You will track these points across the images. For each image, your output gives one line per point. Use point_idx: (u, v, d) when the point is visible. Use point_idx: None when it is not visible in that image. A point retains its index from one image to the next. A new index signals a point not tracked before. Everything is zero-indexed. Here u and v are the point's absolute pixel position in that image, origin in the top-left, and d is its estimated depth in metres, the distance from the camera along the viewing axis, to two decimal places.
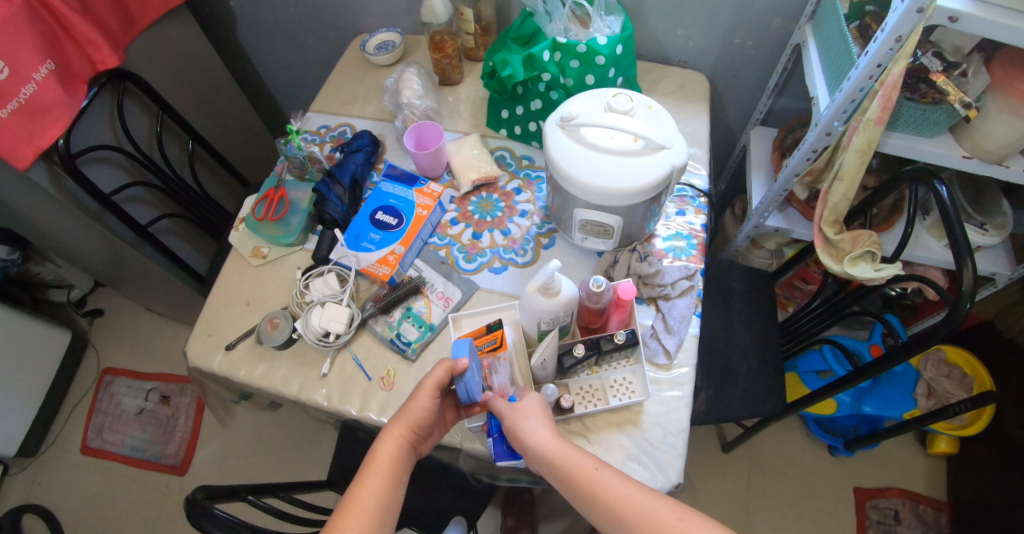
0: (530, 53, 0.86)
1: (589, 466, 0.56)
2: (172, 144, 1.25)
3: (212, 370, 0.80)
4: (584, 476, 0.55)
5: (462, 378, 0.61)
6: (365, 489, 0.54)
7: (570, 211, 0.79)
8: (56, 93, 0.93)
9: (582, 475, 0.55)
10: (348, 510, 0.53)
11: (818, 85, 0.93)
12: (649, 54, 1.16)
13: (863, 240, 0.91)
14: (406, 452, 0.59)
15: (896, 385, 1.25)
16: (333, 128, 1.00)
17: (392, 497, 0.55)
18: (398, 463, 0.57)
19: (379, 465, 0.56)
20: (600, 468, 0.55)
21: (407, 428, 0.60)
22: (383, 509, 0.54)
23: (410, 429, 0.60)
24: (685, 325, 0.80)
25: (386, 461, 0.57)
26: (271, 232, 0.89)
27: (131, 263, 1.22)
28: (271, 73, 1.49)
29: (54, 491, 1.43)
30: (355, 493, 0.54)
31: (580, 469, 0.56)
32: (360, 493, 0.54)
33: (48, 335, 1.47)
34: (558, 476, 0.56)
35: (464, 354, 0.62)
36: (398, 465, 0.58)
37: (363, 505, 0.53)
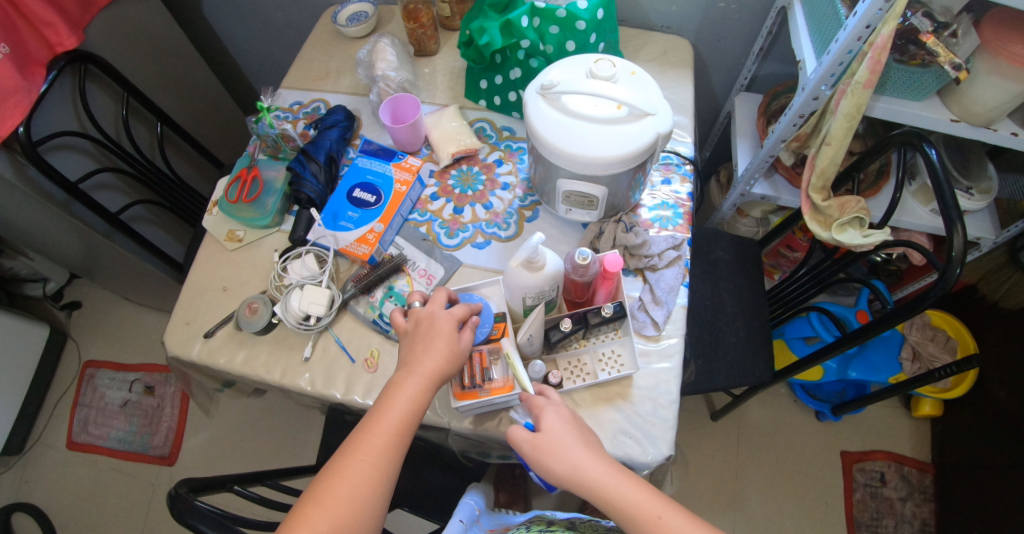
0: (508, 19, 0.83)
1: (652, 511, 0.55)
2: (140, 127, 1.19)
3: (191, 359, 0.78)
4: (638, 515, 0.55)
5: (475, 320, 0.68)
6: (380, 425, 0.58)
7: (553, 182, 0.77)
8: (12, 77, 0.89)
9: (645, 521, 0.54)
10: (362, 441, 0.57)
11: (804, 48, 0.91)
12: (631, 21, 1.13)
13: (851, 207, 0.90)
14: (427, 399, 0.61)
15: (882, 349, 1.25)
16: (306, 104, 0.96)
17: (405, 437, 0.59)
18: (417, 407, 0.60)
19: (396, 404, 0.60)
20: (664, 515, 0.54)
21: (428, 374, 0.61)
22: (399, 437, 0.59)
23: (430, 378, 0.61)
24: (673, 295, 0.79)
25: (404, 403, 0.60)
26: (246, 215, 0.86)
27: (105, 253, 1.18)
28: (241, 50, 1.44)
29: (43, 488, 1.41)
30: (371, 425, 0.58)
31: (643, 512, 0.55)
32: (374, 432, 0.58)
33: (25, 330, 1.43)
34: (614, 512, 0.56)
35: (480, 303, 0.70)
36: (415, 410, 0.60)
37: (375, 445, 0.57)
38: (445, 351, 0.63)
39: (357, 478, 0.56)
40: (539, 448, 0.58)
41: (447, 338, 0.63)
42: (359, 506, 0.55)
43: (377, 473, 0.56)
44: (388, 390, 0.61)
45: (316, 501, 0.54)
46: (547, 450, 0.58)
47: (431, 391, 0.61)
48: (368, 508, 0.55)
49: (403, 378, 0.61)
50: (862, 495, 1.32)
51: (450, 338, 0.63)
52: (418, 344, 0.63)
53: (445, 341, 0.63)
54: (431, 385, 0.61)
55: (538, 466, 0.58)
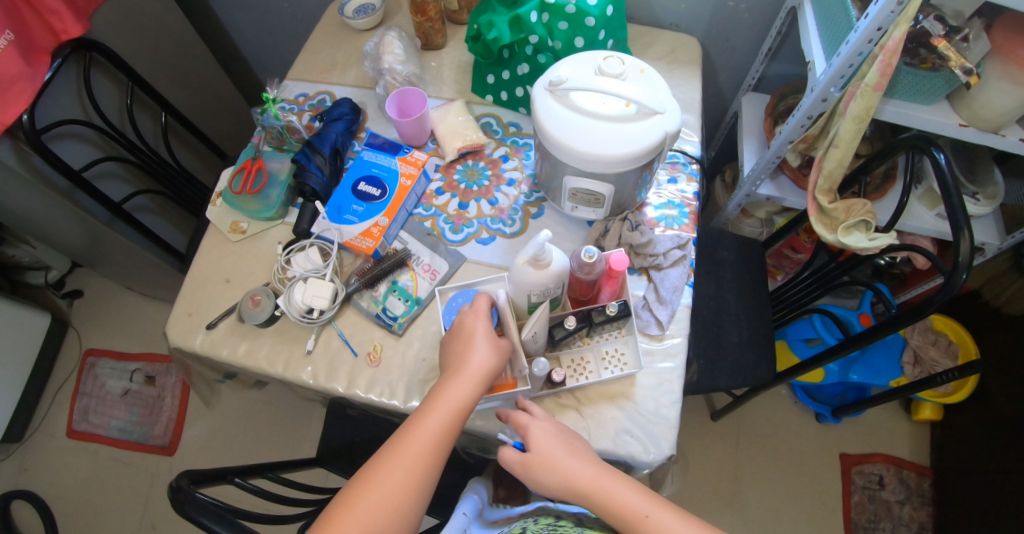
0: (517, 14, 0.82)
1: (638, 511, 0.55)
2: (144, 117, 1.19)
3: (193, 349, 0.79)
4: (628, 514, 0.55)
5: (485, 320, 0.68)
6: (418, 430, 0.57)
7: (560, 179, 0.77)
8: (17, 64, 0.88)
9: (633, 520, 0.55)
10: (406, 440, 0.56)
11: (813, 49, 0.90)
12: (640, 18, 1.12)
13: (858, 209, 0.90)
14: (473, 403, 0.60)
15: (884, 353, 1.25)
16: (312, 97, 0.96)
17: (443, 445, 0.57)
18: (459, 412, 0.59)
19: (438, 409, 0.58)
20: (652, 514, 0.55)
21: (472, 378, 0.60)
22: (443, 440, 0.57)
23: (477, 379, 0.60)
24: (677, 295, 0.79)
25: (446, 407, 0.58)
26: (250, 207, 0.85)
27: (108, 242, 1.18)
28: (246, 40, 1.43)
29: (42, 475, 1.41)
30: (414, 426, 0.57)
31: (631, 512, 0.55)
32: (412, 433, 0.56)
33: (26, 318, 1.43)
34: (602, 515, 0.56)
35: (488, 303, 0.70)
36: (458, 413, 0.59)
37: (413, 450, 0.56)
38: (489, 352, 0.62)
39: (393, 483, 0.54)
40: (528, 466, 0.59)
41: (489, 339, 0.63)
42: (393, 511, 0.53)
43: (414, 480, 0.54)
44: (434, 391, 0.60)
45: (348, 506, 0.53)
46: (537, 466, 0.58)
47: (477, 394, 0.60)
48: (406, 511, 0.54)
49: (449, 380, 0.60)
50: (860, 497, 1.32)
51: (492, 338, 0.62)
52: (461, 346, 0.63)
53: (489, 343, 0.62)
54: (477, 388, 0.60)
55: (530, 483, 0.59)
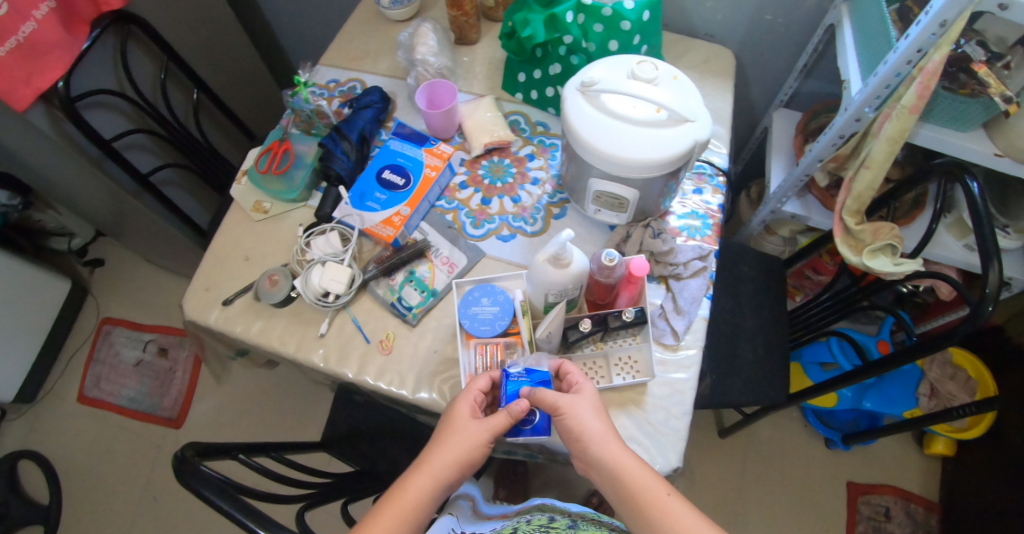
0: (553, 14, 0.81)
1: (654, 492, 0.55)
2: (177, 92, 1.20)
3: (208, 325, 0.80)
4: (643, 496, 0.55)
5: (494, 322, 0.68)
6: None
7: (585, 181, 0.77)
8: (57, 33, 0.90)
9: (646, 502, 0.54)
10: None
11: (851, 68, 0.89)
12: (675, 26, 1.10)
13: (885, 233, 0.89)
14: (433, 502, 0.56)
15: (899, 383, 1.23)
16: (343, 83, 0.96)
17: None
18: (416, 512, 0.55)
19: (392, 509, 0.54)
20: (670, 494, 0.55)
21: (432, 472, 0.56)
22: None
23: (438, 473, 0.57)
24: (696, 306, 0.78)
25: (401, 506, 0.55)
26: (274, 187, 0.86)
27: (132, 212, 1.19)
28: (282, 23, 1.44)
29: (51, 438, 1.45)
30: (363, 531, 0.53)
31: (644, 491, 0.55)
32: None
33: (46, 283, 1.46)
34: (619, 488, 0.56)
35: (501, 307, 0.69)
36: (414, 513, 0.55)
37: None
38: (458, 442, 0.58)
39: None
40: (572, 404, 0.59)
41: (461, 427, 0.59)
42: None
43: None
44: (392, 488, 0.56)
45: None
46: (578, 408, 0.59)
47: (437, 491, 0.56)
48: None
49: (408, 475, 0.57)
50: (865, 528, 1.29)
51: (466, 424, 0.59)
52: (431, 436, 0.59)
53: (462, 424, 0.59)
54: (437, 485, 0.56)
55: (564, 422, 0.59)
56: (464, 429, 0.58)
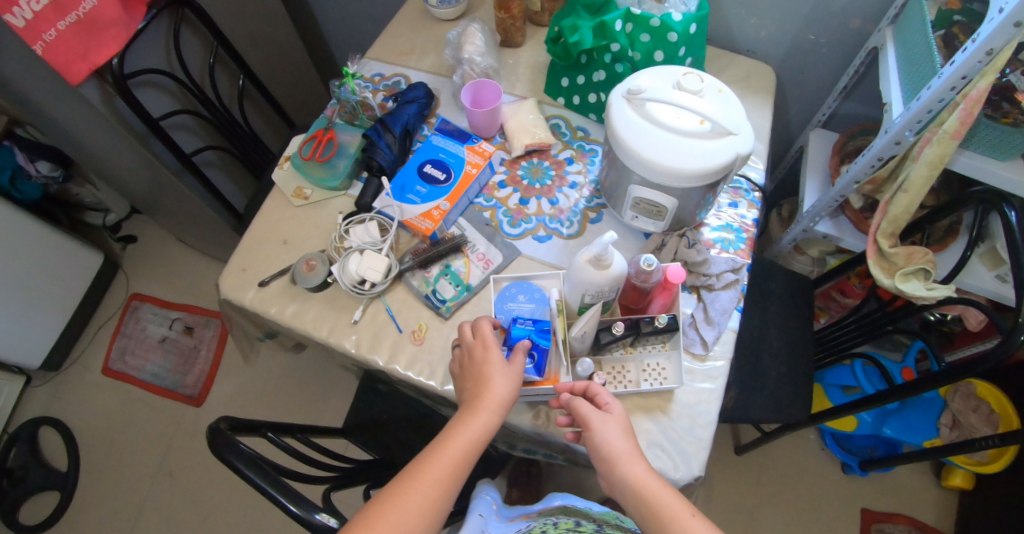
0: (603, 21, 0.83)
1: (679, 510, 0.54)
2: (223, 77, 1.23)
3: (243, 304, 0.81)
4: (667, 513, 0.54)
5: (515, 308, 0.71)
6: (432, 466, 0.56)
7: (625, 187, 0.77)
8: (116, 11, 0.94)
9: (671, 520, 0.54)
10: (418, 476, 0.56)
11: (893, 92, 0.89)
12: (717, 40, 1.11)
13: (918, 257, 0.89)
14: (489, 436, 0.60)
15: (921, 410, 1.22)
16: (387, 77, 0.98)
17: (455, 482, 0.57)
18: (477, 444, 0.59)
19: (454, 443, 0.58)
20: (695, 515, 0.54)
21: (488, 409, 0.60)
22: (455, 477, 0.57)
23: (493, 410, 0.60)
24: (726, 318, 0.78)
25: (462, 440, 0.58)
26: (316, 174, 0.88)
27: (171, 191, 1.22)
28: (328, 17, 1.46)
29: (73, 406, 1.48)
30: (428, 462, 0.57)
31: (670, 510, 0.54)
32: (425, 468, 0.56)
33: (79, 255, 1.50)
34: (642, 505, 0.55)
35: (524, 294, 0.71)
36: (475, 445, 0.59)
37: (427, 484, 0.55)
38: (507, 380, 0.61)
39: (419, 498, 0.54)
40: (601, 420, 0.61)
41: (503, 368, 0.62)
42: None
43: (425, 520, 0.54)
44: (452, 424, 0.60)
45: None
46: (606, 424, 0.61)
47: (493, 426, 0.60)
48: None
49: (465, 413, 0.60)
50: None
51: (509, 365, 0.62)
52: (478, 377, 0.62)
53: (503, 364, 0.62)
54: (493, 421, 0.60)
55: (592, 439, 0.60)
56: (506, 367, 0.62)
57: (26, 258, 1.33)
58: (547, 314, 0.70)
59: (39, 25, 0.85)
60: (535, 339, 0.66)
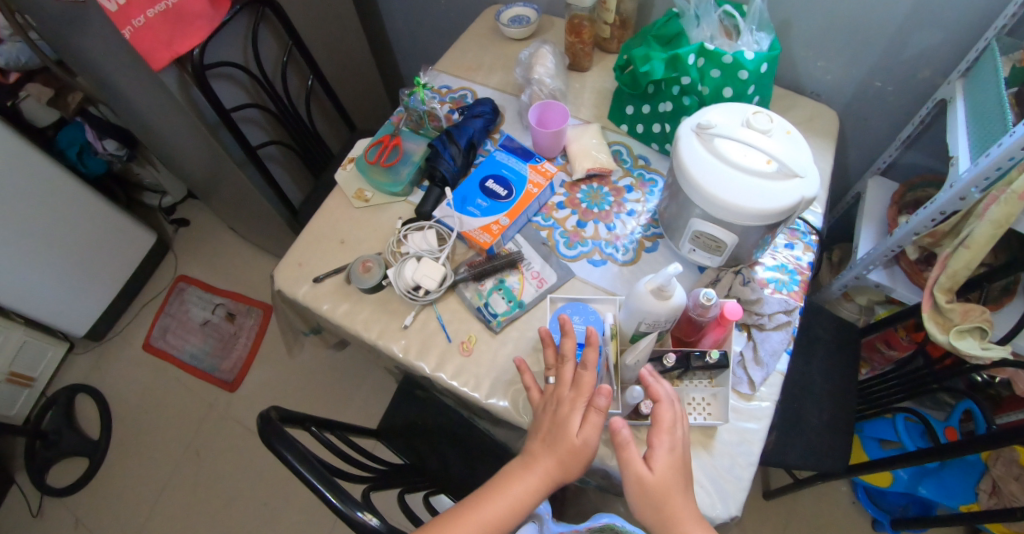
0: (675, 54, 0.84)
1: None
2: (293, 76, 1.28)
3: (296, 298, 0.84)
4: None
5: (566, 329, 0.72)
6: (477, 516, 0.58)
7: (685, 220, 0.78)
8: (202, 5, 0.99)
9: None
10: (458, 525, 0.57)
11: (960, 146, 0.88)
12: (782, 80, 1.11)
13: (975, 315, 0.87)
14: (535, 501, 0.59)
15: (959, 473, 1.18)
16: (454, 90, 1.00)
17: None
18: (522, 505, 0.59)
19: (501, 498, 0.58)
20: None
21: (541, 474, 0.59)
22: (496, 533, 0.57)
23: (545, 478, 0.59)
24: (775, 360, 0.78)
25: (509, 497, 0.58)
26: (379, 178, 0.91)
27: (231, 182, 1.27)
28: (397, 27, 1.50)
29: (111, 377, 1.53)
30: (472, 510, 0.58)
31: None
32: (468, 517, 0.57)
33: (133, 233, 1.56)
34: None
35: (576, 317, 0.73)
36: (520, 507, 0.58)
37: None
38: (569, 451, 0.59)
39: None
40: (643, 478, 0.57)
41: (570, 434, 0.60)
42: None
43: None
44: (503, 476, 0.60)
45: None
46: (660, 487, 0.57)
47: (541, 494, 0.59)
48: None
49: (520, 470, 0.60)
50: None
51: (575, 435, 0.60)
52: (545, 436, 0.61)
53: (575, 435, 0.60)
54: (543, 488, 0.59)
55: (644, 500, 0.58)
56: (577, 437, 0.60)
57: (80, 229, 1.39)
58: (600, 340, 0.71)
59: (130, 11, 0.90)
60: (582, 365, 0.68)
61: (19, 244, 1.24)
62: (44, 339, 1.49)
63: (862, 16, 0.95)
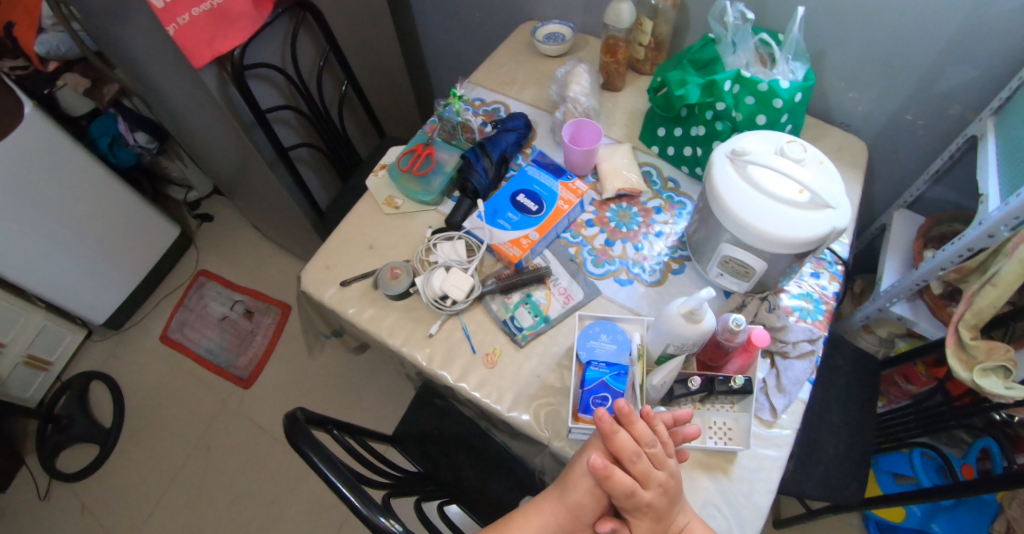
0: (711, 80, 0.85)
1: None
2: (327, 81, 1.30)
3: (323, 300, 0.85)
4: None
5: (594, 346, 0.72)
6: None
7: (714, 244, 0.78)
8: (245, 5, 1.01)
9: None
10: None
11: (990, 185, 0.88)
12: (812, 109, 1.12)
13: (999, 353, 0.86)
14: None
15: (973, 511, 1.17)
16: (487, 103, 1.02)
17: None
18: None
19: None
20: None
21: (555, 513, 0.59)
22: None
23: (558, 519, 0.58)
24: (797, 389, 0.77)
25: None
26: (411, 187, 0.92)
27: (259, 181, 1.29)
28: (431, 38, 1.52)
29: (127, 366, 1.55)
30: None
31: None
32: None
33: (157, 225, 1.59)
34: None
35: (605, 335, 0.73)
36: None
37: None
38: (584, 493, 0.59)
39: None
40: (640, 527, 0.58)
41: (578, 489, 0.59)
42: None
43: None
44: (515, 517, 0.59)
45: None
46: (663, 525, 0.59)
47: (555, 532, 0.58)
48: None
49: (534, 508, 0.60)
50: None
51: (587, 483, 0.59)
52: (557, 486, 0.60)
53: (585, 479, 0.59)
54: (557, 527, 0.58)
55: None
56: (585, 484, 0.59)
57: (107, 218, 1.41)
58: (627, 360, 0.71)
59: (176, 9, 0.91)
60: (608, 383, 0.69)
61: (47, 229, 1.27)
62: (64, 325, 1.51)
63: (897, 51, 0.96)
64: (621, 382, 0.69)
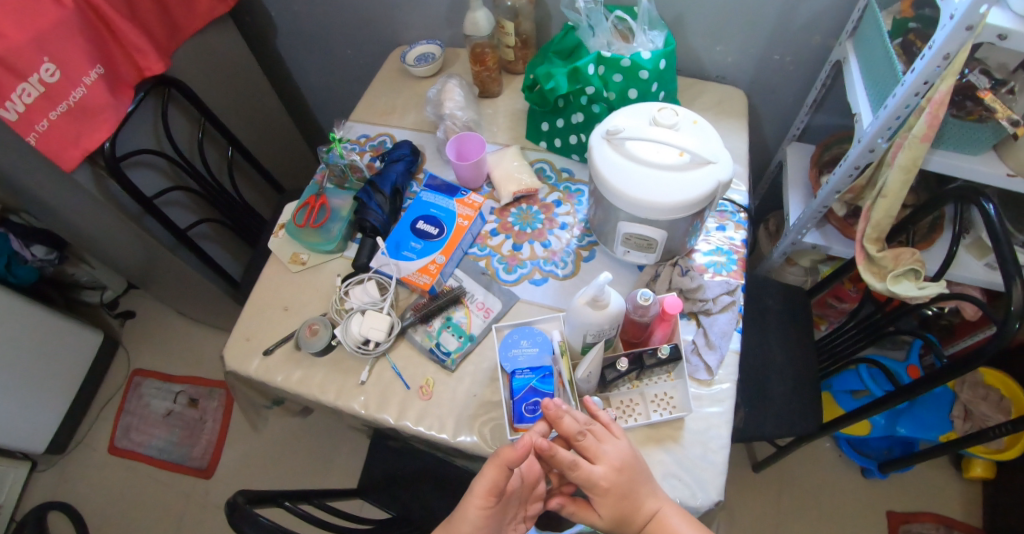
0: (575, 67, 0.86)
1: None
2: (212, 149, 1.26)
3: (248, 374, 0.81)
4: None
5: (515, 354, 0.72)
6: None
7: (613, 224, 0.79)
8: (104, 97, 0.93)
9: None
10: None
11: (861, 102, 0.91)
12: (687, 69, 1.16)
13: (906, 258, 0.90)
14: None
15: (932, 408, 1.22)
16: (372, 138, 1.01)
17: None
18: None
19: None
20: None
21: None
22: None
23: None
24: (726, 340, 0.79)
25: None
26: (311, 240, 0.90)
27: (166, 267, 1.24)
28: (311, 85, 1.50)
29: (80, 489, 1.46)
30: None
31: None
32: None
33: (78, 335, 1.51)
34: None
35: (524, 340, 0.73)
36: None
37: None
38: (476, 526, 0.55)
39: None
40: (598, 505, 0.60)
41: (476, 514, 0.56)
42: None
43: None
44: None
45: None
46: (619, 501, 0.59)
47: None
48: None
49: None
50: None
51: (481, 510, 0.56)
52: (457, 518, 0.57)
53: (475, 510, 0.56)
54: None
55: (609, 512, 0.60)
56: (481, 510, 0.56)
57: (25, 342, 1.33)
58: (552, 360, 0.71)
59: (32, 116, 0.83)
60: (536, 387, 0.69)
61: None
62: (4, 462, 1.40)
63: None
64: (549, 383, 0.69)
